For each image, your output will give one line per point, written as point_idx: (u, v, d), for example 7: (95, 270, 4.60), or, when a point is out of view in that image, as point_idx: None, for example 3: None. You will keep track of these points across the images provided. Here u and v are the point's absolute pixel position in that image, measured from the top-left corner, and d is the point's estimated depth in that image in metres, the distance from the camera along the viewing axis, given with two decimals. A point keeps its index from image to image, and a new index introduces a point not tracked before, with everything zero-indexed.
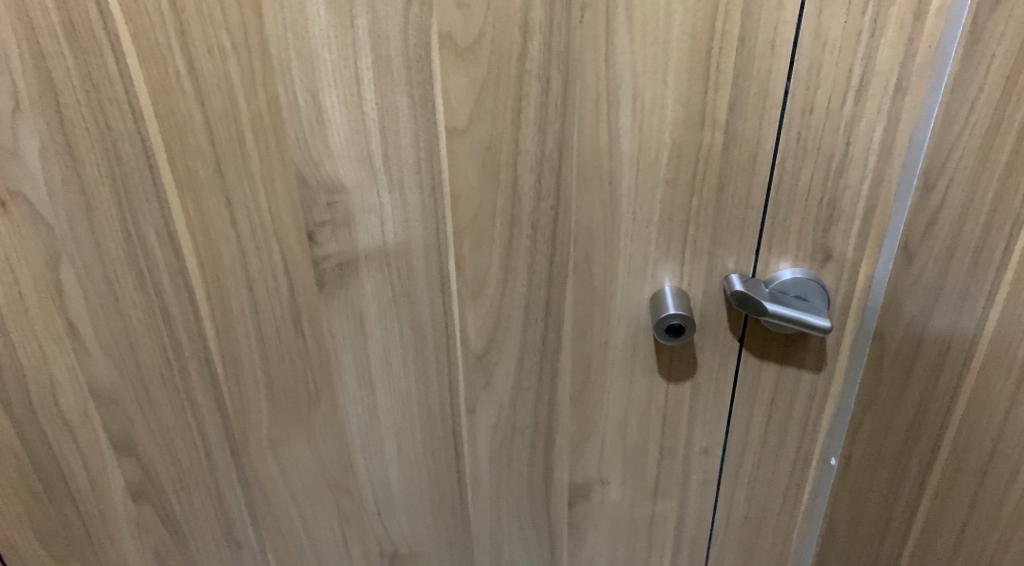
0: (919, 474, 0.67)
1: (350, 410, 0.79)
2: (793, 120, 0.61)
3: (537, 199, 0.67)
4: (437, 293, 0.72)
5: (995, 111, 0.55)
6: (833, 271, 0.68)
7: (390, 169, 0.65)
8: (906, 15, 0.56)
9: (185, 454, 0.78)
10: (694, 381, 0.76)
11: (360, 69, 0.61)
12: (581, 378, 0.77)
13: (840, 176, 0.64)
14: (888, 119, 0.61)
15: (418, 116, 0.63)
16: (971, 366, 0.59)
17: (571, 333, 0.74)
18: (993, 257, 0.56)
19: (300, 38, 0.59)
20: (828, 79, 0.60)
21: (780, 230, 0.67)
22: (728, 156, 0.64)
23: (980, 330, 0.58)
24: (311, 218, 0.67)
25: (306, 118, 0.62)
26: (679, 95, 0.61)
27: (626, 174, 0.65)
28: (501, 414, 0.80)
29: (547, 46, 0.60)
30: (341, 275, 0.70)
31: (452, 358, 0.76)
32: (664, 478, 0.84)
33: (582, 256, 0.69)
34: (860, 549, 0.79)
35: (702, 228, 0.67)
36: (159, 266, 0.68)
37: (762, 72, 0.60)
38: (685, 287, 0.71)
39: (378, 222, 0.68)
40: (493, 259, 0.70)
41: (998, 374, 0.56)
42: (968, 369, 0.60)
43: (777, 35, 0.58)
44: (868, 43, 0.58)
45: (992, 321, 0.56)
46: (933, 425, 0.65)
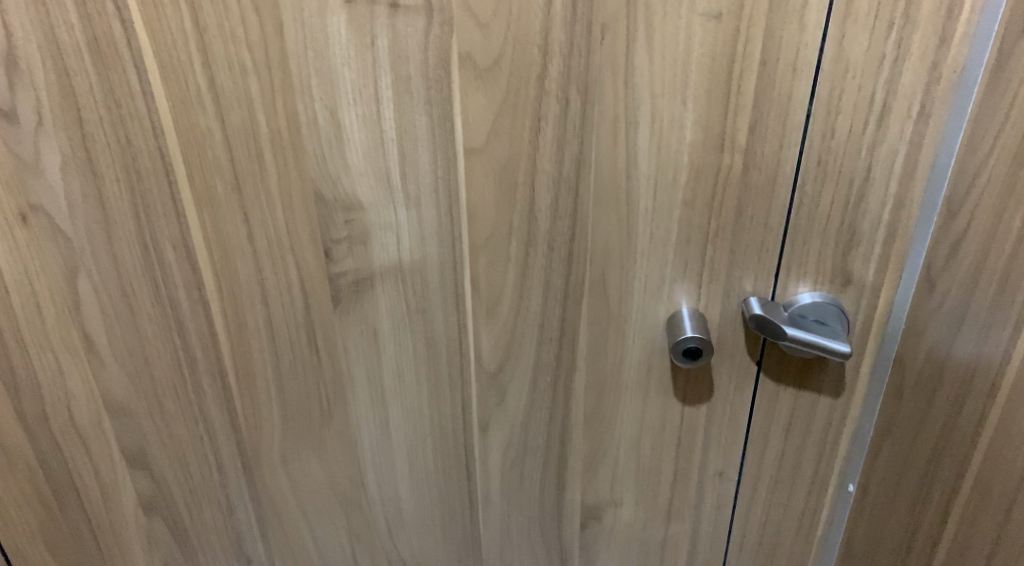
0: (941, 504, 0.66)
1: (362, 427, 0.79)
2: (813, 142, 0.61)
3: (553, 218, 0.66)
4: (451, 311, 0.71)
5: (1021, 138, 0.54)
6: (852, 295, 0.67)
7: (408, 187, 0.65)
8: (929, 40, 0.56)
9: (197, 467, 0.78)
10: (710, 403, 0.75)
11: (380, 87, 0.61)
12: (595, 397, 0.76)
13: (860, 200, 0.63)
14: (910, 144, 0.60)
15: (436, 134, 0.63)
16: (996, 396, 0.58)
17: (586, 352, 0.73)
18: (1019, 285, 0.55)
19: (320, 56, 0.59)
20: (850, 102, 0.59)
21: (799, 253, 0.66)
22: (748, 178, 0.63)
23: (1005, 359, 0.57)
24: (327, 234, 0.67)
25: (325, 135, 0.62)
26: (699, 116, 0.61)
27: (644, 195, 0.65)
28: (514, 432, 0.79)
29: (566, 66, 0.60)
30: (356, 292, 0.70)
31: (465, 376, 0.76)
32: (677, 500, 0.83)
33: (598, 276, 0.69)
34: None
35: (720, 250, 0.67)
36: (175, 280, 0.68)
37: (783, 94, 0.59)
38: (702, 308, 0.70)
39: (394, 239, 0.68)
40: (508, 278, 0.70)
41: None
42: (993, 399, 0.59)
43: (798, 58, 0.58)
44: (891, 67, 0.57)
45: (1018, 351, 0.55)
46: (956, 455, 0.64)
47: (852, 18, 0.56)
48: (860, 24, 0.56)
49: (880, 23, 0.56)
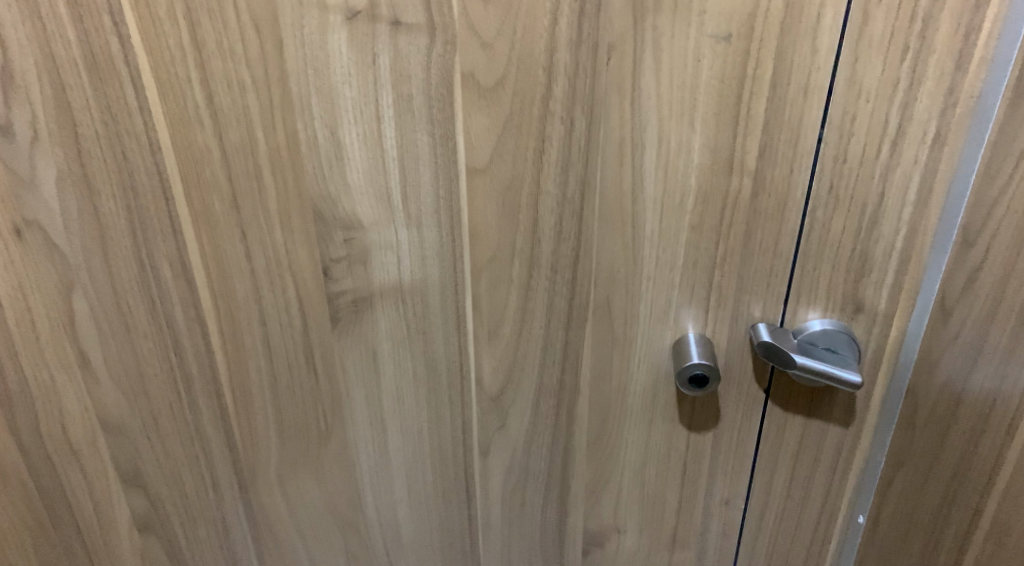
0: (956, 545, 0.64)
1: (360, 448, 0.78)
2: (825, 167, 0.59)
3: (557, 239, 0.65)
4: (453, 332, 0.70)
5: None
6: (864, 323, 0.66)
7: (409, 206, 0.64)
8: (946, 64, 0.54)
9: (192, 486, 0.77)
10: (717, 430, 0.74)
11: (381, 106, 0.59)
12: (599, 422, 0.75)
13: (873, 226, 0.61)
14: (925, 170, 0.58)
15: (438, 154, 0.62)
16: (1015, 434, 0.56)
17: (590, 377, 0.72)
18: None
19: (321, 74, 0.58)
20: (862, 126, 0.57)
21: (810, 280, 0.64)
22: (757, 202, 0.61)
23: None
24: (327, 254, 0.66)
25: (325, 154, 0.61)
26: (707, 139, 0.59)
27: (650, 218, 0.63)
28: (515, 456, 0.78)
29: (571, 87, 0.58)
30: (355, 312, 0.69)
31: (466, 397, 0.74)
32: (682, 527, 0.81)
33: (602, 299, 0.68)
34: None
35: (728, 275, 0.65)
36: (172, 297, 0.67)
37: (794, 118, 0.58)
38: (709, 333, 0.68)
39: (395, 259, 0.66)
40: (511, 300, 0.68)
41: None
42: (1011, 438, 0.56)
43: (810, 82, 0.56)
44: (905, 92, 0.56)
45: None
46: (971, 494, 0.61)
47: (866, 41, 0.54)
48: (874, 47, 0.54)
49: (895, 46, 0.54)
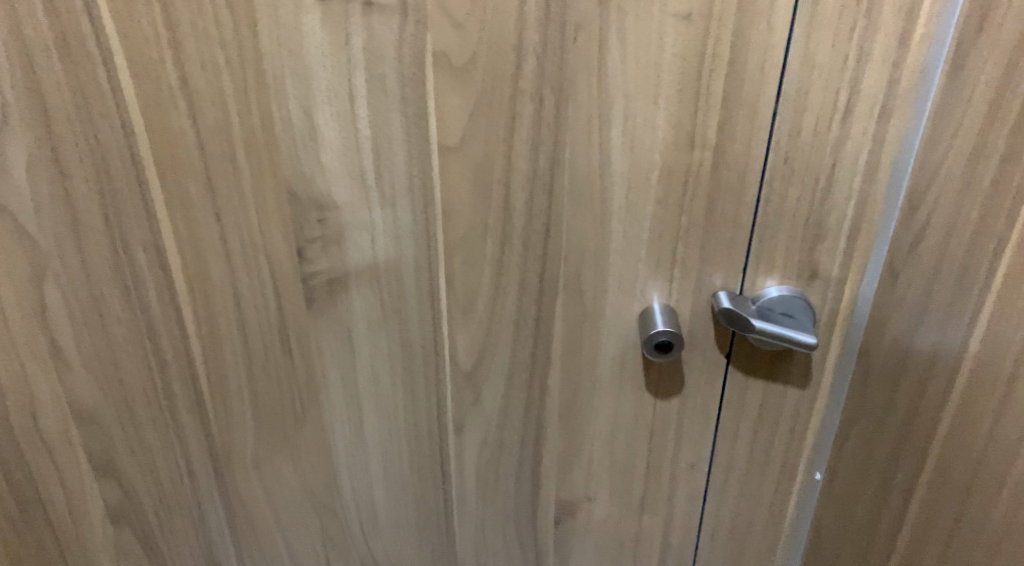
0: (905, 487, 0.69)
1: (336, 428, 0.79)
2: (780, 141, 0.63)
3: (528, 216, 0.67)
4: (427, 310, 0.72)
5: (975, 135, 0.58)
6: (819, 289, 0.69)
7: (382, 186, 0.65)
8: (891, 41, 0.58)
9: (167, 473, 0.77)
10: (682, 397, 0.77)
11: (354, 86, 0.60)
12: (571, 392, 0.78)
13: (825, 196, 0.65)
14: (873, 142, 0.62)
15: (411, 133, 0.62)
16: (953, 383, 0.61)
17: (561, 349, 0.75)
18: (978, 272, 0.59)
19: (295, 55, 0.58)
20: (815, 101, 0.61)
21: (768, 248, 0.68)
22: (718, 175, 0.65)
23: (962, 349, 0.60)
24: (301, 234, 0.67)
25: (299, 135, 0.62)
26: (670, 115, 0.62)
27: (618, 192, 0.66)
28: (490, 430, 0.80)
29: (541, 66, 0.60)
30: (330, 291, 0.70)
31: (441, 375, 0.76)
32: (650, 494, 0.85)
33: (572, 273, 0.71)
34: (849, 552, 0.81)
35: (691, 246, 0.68)
36: (146, 281, 0.67)
37: (751, 94, 0.61)
38: (673, 303, 0.72)
39: (369, 239, 0.67)
40: (484, 277, 0.70)
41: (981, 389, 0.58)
42: (953, 386, 0.61)
43: (766, 59, 0.59)
44: (854, 67, 0.59)
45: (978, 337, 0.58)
46: (917, 443, 0.67)
47: (818, 19, 0.57)
48: (826, 26, 0.58)
49: (844, 24, 0.57)
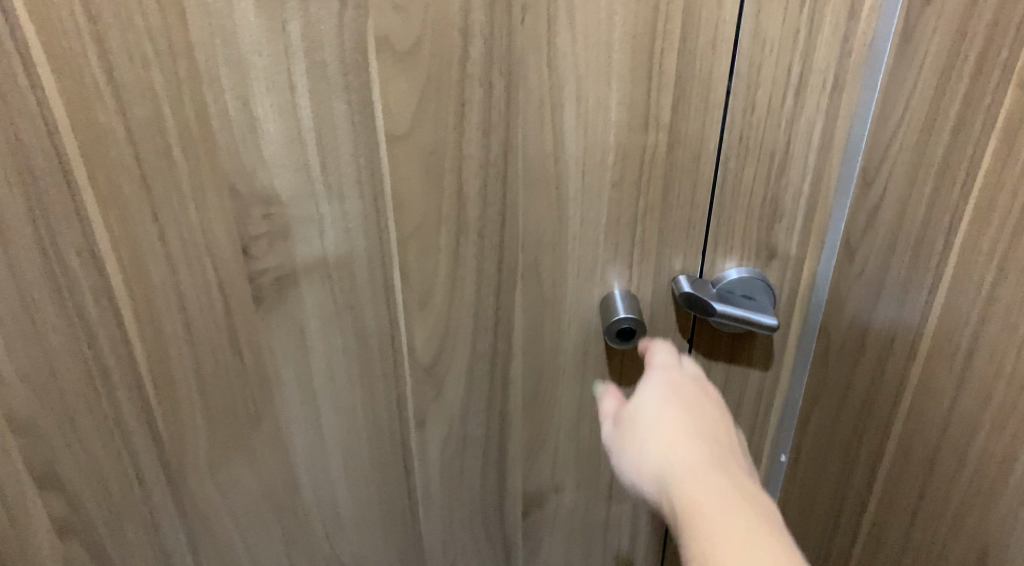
0: (869, 465, 0.69)
1: (294, 429, 0.77)
2: (735, 119, 0.62)
3: (483, 203, 0.65)
4: (382, 305, 0.70)
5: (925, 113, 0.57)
6: (778, 269, 0.69)
7: (329, 178, 0.62)
8: (841, 15, 0.57)
9: (116, 484, 0.74)
10: None
11: (294, 75, 0.57)
12: (534, 382, 0.77)
13: (781, 174, 0.64)
14: (827, 117, 0.61)
15: (357, 122, 0.60)
16: (914, 357, 0.61)
17: (522, 339, 0.74)
18: (932, 251, 0.57)
19: (229, 43, 0.55)
20: (768, 78, 0.60)
21: (726, 229, 0.67)
22: (673, 157, 0.63)
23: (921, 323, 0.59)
24: (246, 231, 0.64)
25: (238, 128, 0.59)
26: (623, 96, 0.60)
27: (573, 177, 0.64)
28: (453, 425, 0.79)
29: (488, 49, 0.58)
30: (280, 289, 0.68)
31: (399, 371, 0.74)
32: (618, 480, 0.84)
33: (530, 260, 0.69)
34: (812, 534, 0.81)
35: (649, 229, 0.67)
36: (82, 286, 0.63)
37: (703, 73, 0.59)
38: (634, 289, 0.71)
39: (318, 234, 0.65)
40: (440, 269, 0.68)
41: (939, 365, 0.58)
42: (912, 362, 0.61)
43: (717, 36, 0.58)
44: (806, 42, 0.58)
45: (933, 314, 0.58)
46: (880, 418, 0.66)
47: None
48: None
49: None
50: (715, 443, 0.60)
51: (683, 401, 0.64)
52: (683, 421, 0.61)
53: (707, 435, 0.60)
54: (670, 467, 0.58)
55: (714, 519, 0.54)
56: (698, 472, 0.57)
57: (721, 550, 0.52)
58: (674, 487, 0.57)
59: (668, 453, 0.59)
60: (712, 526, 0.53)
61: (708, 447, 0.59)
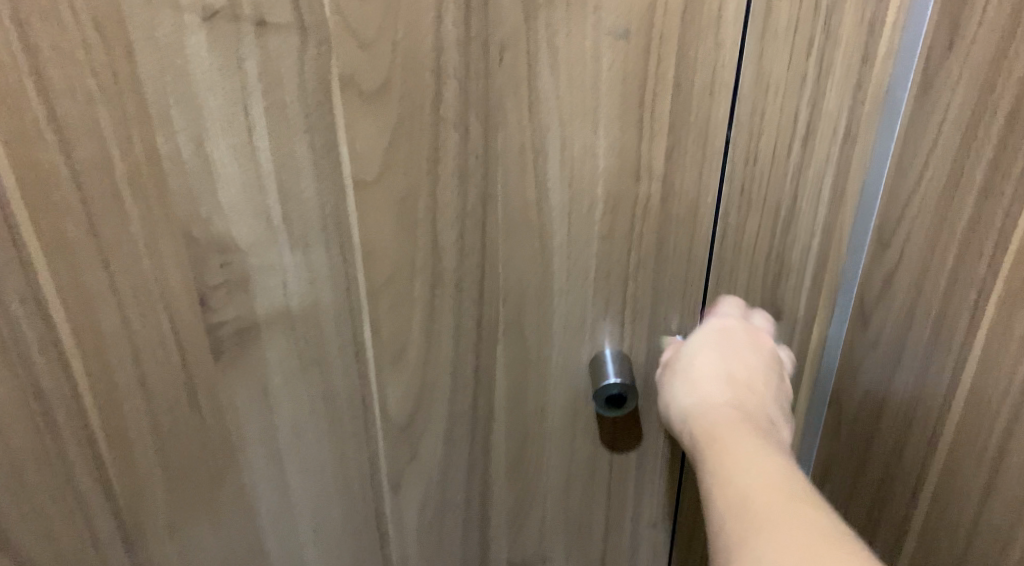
0: (886, 554, 0.61)
1: (259, 494, 0.70)
2: (735, 170, 0.56)
3: (460, 254, 0.60)
4: (353, 361, 0.65)
5: (948, 176, 0.51)
6: (784, 331, 0.63)
7: (291, 225, 0.57)
8: (852, 58, 0.52)
9: (66, 550, 0.61)
10: (641, 448, 0.71)
11: (251, 116, 0.52)
12: (518, 445, 0.71)
13: (787, 230, 0.59)
14: (836, 169, 0.56)
15: (321, 167, 0.55)
16: (936, 451, 0.54)
17: (505, 400, 0.68)
18: (956, 329, 0.51)
19: (179, 81, 0.50)
20: (771, 125, 0.54)
21: (726, 288, 0.61)
22: (667, 209, 0.58)
23: (943, 412, 0.53)
24: (203, 281, 0.58)
25: (192, 171, 0.54)
26: (612, 143, 0.55)
27: (558, 229, 0.59)
28: (431, 489, 0.73)
29: (464, 90, 0.53)
30: (241, 342, 0.62)
31: (372, 431, 0.69)
32: (611, 550, 0.78)
33: (513, 315, 0.63)
34: None
35: (642, 285, 0.62)
36: (26, 333, 0.53)
37: (700, 119, 0.54)
38: (626, 349, 0.65)
39: (280, 284, 0.60)
40: (414, 324, 0.63)
41: (965, 457, 0.51)
42: (934, 449, 0.54)
43: (716, 79, 0.52)
44: (813, 87, 0.53)
45: (958, 403, 0.51)
46: (896, 511, 0.59)
47: (770, 34, 0.51)
48: (780, 41, 0.51)
49: (800, 40, 0.51)
50: (746, 391, 0.55)
51: (733, 340, 0.58)
52: (721, 362, 0.57)
53: (746, 381, 0.56)
54: (701, 411, 0.54)
55: (738, 452, 0.48)
56: (730, 415, 0.52)
57: (738, 477, 0.46)
58: (701, 427, 0.52)
59: (699, 396, 0.55)
60: (733, 454, 0.48)
61: (745, 395, 0.55)
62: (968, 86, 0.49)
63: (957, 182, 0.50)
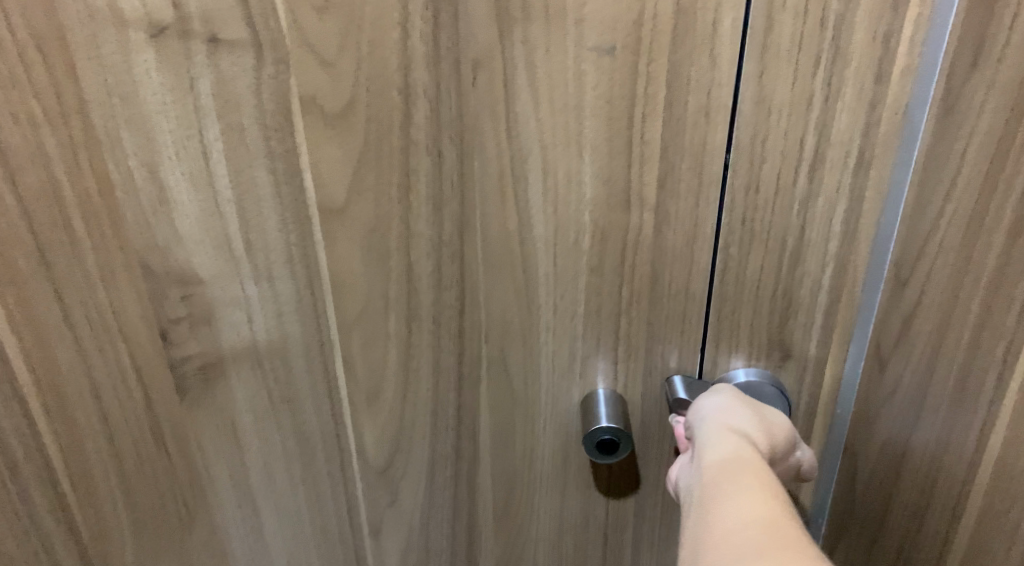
0: None
1: (231, 532, 0.64)
2: (735, 198, 0.51)
3: (437, 287, 0.56)
4: (324, 399, 0.61)
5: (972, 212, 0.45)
6: (794, 371, 0.57)
7: (255, 256, 0.54)
8: (866, 76, 0.47)
9: None
10: (639, 496, 0.66)
11: (207, 139, 0.49)
12: (506, 491, 0.66)
13: (796, 264, 0.53)
14: (850, 198, 0.51)
15: (283, 194, 0.52)
16: (961, 520, 0.47)
17: (490, 443, 0.63)
18: (983, 383, 0.45)
19: (129, 102, 0.47)
20: (775, 150, 0.49)
21: (728, 325, 0.56)
22: (661, 240, 0.53)
23: (968, 477, 0.46)
24: (163, 314, 0.54)
25: (145, 198, 0.50)
26: (599, 169, 0.50)
27: (543, 261, 0.54)
28: (412, 535, 0.68)
29: (435, 112, 0.49)
30: (206, 379, 0.57)
31: (348, 473, 0.64)
32: None
33: (496, 354, 0.58)
34: None
35: (636, 322, 0.57)
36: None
37: (695, 143, 0.49)
38: (621, 389, 0.60)
39: (245, 318, 0.56)
40: (389, 360, 0.59)
41: (991, 535, 0.45)
42: (958, 521, 0.48)
43: (712, 100, 0.48)
44: (822, 109, 0.48)
45: (984, 473, 0.45)
46: None
47: (772, 50, 0.46)
48: (782, 58, 0.46)
49: (805, 57, 0.46)
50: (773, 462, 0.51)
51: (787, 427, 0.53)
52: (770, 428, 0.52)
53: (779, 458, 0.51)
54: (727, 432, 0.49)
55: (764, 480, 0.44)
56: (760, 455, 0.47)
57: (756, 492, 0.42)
58: (720, 447, 0.48)
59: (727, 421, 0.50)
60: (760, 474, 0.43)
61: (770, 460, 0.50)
62: (993, 110, 0.43)
63: (981, 220, 0.45)
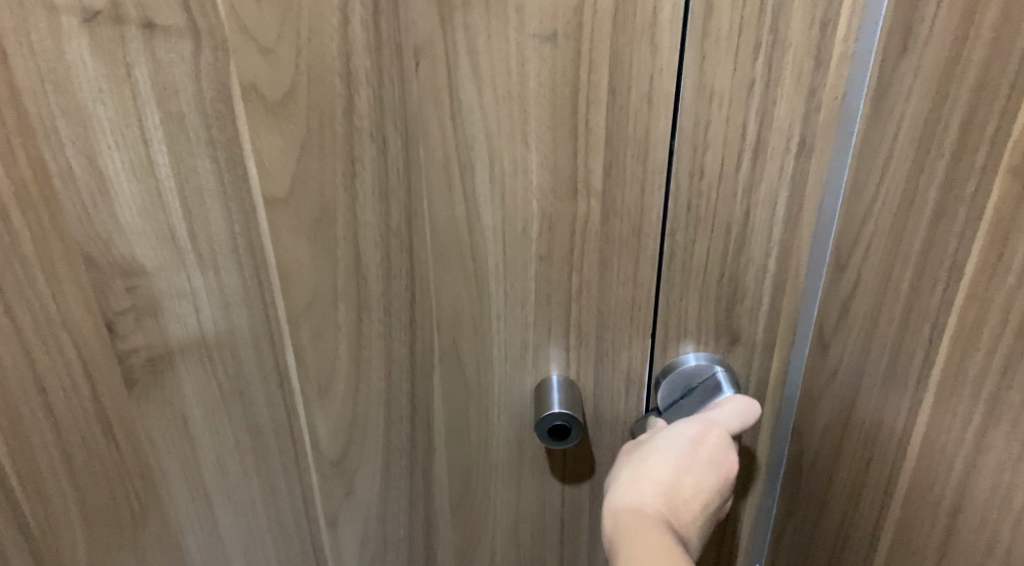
0: None
1: None
2: (680, 185, 0.51)
3: (386, 279, 0.56)
4: (275, 392, 0.60)
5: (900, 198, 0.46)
6: (742, 355, 0.59)
7: (199, 246, 0.52)
8: (804, 62, 0.47)
9: None
10: (594, 482, 0.66)
11: (146, 127, 0.47)
12: (462, 480, 0.66)
13: (740, 250, 0.54)
14: (792, 184, 0.51)
15: (227, 183, 0.51)
16: (892, 501, 0.49)
17: (444, 432, 0.63)
18: (911, 365, 0.46)
19: (61, 89, 0.44)
20: (718, 137, 0.50)
21: (676, 312, 0.57)
22: (608, 228, 0.53)
23: (899, 456, 0.48)
24: (106, 306, 0.50)
25: (82, 186, 0.47)
26: (545, 157, 0.51)
27: (491, 250, 0.55)
28: (369, 526, 0.68)
29: (377, 98, 0.50)
30: (152, 374, 0.53)
31: (302, 466, 0.64)
32: None
33: (448, 343, 0.59)
34: None
35: (587, 310, 0.57)
36: None
37: (638, 131, 0.49)
38: (573, 376, 0.60)
39: (193, 311, 0.53)
40: (341, 349, 0.59)
41: (917, 515, 0.46)
42: (888, 503, 0.49)
43: (654, 88, 0.48)
44: (762, 96, 0.48)
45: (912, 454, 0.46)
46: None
47: (712, 37, 0.46)
48: (722, 46, 0.47)
49: (744, 44, 0.47)
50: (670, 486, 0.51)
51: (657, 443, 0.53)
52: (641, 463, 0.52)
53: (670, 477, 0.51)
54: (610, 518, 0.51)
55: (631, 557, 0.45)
56: (633, 518, 0.48)
57: None
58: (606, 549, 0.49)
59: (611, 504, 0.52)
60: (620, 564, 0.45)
61: (665, 494, 0.50)
62: (918, 98, 0.44)
63: (908, 209, 0.46)
